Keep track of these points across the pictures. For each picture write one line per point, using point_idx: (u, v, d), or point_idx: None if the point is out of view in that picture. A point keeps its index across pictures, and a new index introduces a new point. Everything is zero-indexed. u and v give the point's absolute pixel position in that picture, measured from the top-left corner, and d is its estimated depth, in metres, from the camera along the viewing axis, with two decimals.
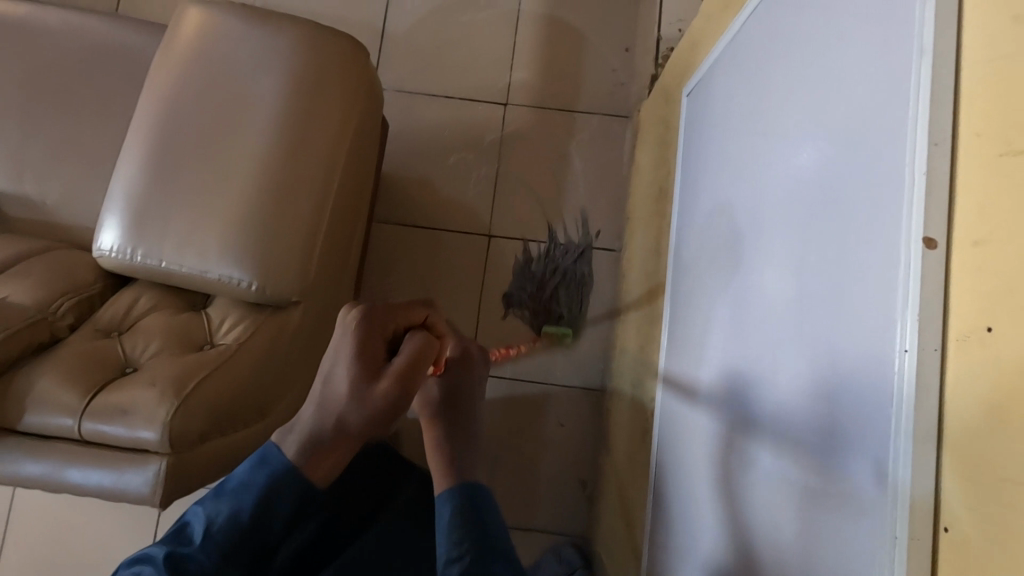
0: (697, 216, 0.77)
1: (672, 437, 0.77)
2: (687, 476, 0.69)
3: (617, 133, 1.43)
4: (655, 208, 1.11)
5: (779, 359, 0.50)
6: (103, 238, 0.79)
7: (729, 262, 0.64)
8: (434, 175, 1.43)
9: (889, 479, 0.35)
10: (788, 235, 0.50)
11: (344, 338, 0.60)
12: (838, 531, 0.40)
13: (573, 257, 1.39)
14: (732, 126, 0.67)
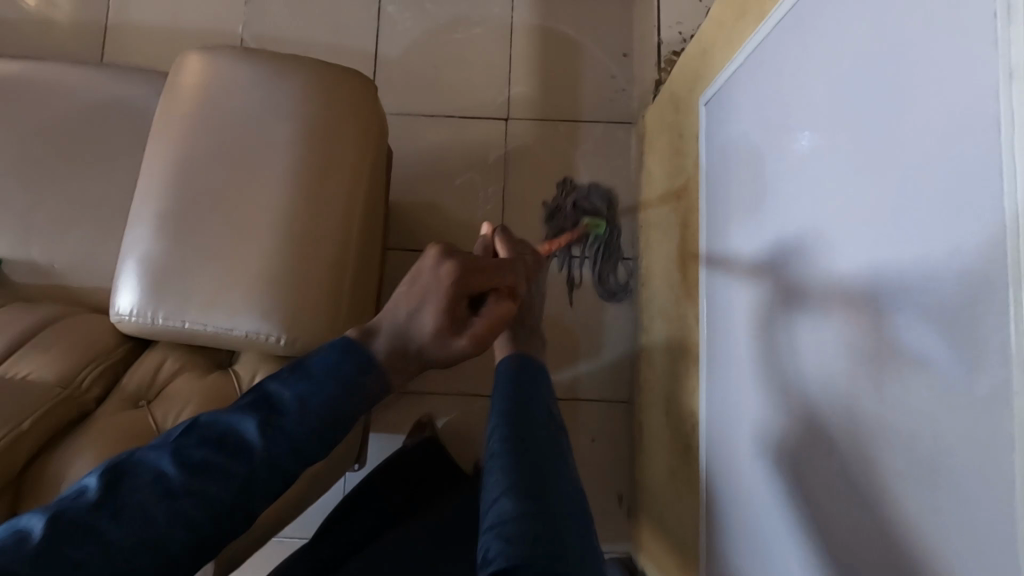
0: (727, 230, 0.78)
1: (726, 459, 0.78)
2: (751, 500, 0.70)
3: (622, 140, 1.41)
4: (674, 217, 1.09)
5: (855, 373, 0.51)
6: (121, 302, 0.76)
7: (775, 276, 0.65)
8: (440, 197, 1.40)
9: (1021, 522, 0.36)
10: (856, 268, 0.51)
11: (434, 277, 0.64)
12: (955, 567, 0.41)
13: (589, 269, 1.38)
14: (767, 150, 0.67)
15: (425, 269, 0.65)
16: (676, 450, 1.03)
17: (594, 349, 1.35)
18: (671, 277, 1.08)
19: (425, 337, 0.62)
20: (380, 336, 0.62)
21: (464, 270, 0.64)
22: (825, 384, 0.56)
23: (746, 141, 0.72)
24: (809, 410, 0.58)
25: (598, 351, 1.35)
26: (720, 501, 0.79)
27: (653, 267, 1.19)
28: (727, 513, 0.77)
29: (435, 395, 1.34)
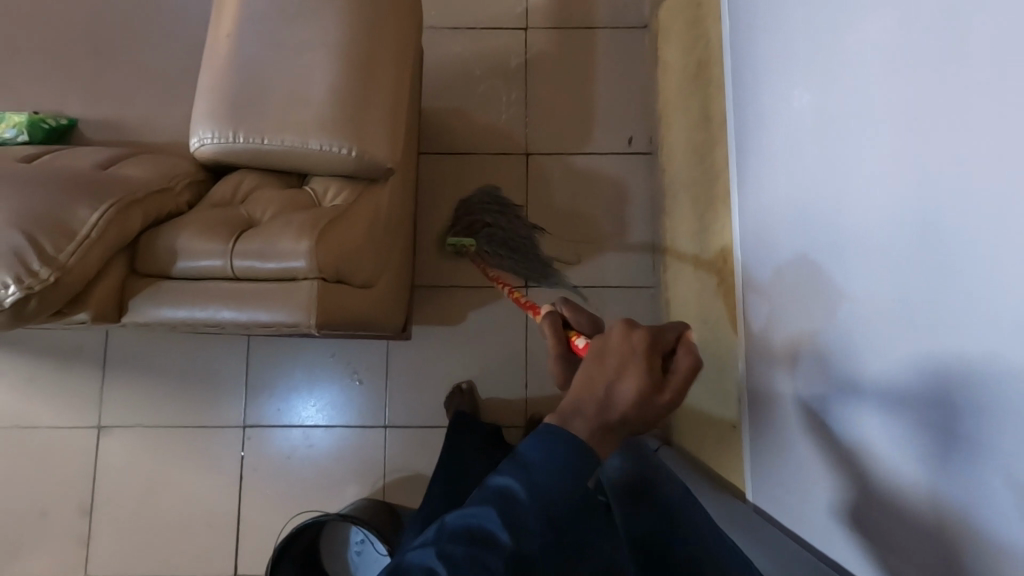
0: (766, 125, 0.83)
1: (784, 378, 0.78)
2: (817, 400, 0.69)
3: (637, 43, 1.48)
4: (692, 84, 1.15)
5: (939, 471, 0.50)
6: (200, 129, 0.81)
7: (850, 312, 0.63)
8: (466, 103, 1.47)
9: None
10: (896, 100, 0.55)
11: (623, 344, 0.49)
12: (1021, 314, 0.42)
13: (611, 164, 1.45)
14: (799, 31, 0.74)
15: (601, 355, 0.49)
16: (705, 299, 1.09)
17: (619, 240, 1.42)
18: (693, 143, 1.16)
19: (630, 414, 0.47)
20: (579, 420, 0.48)
21: (655, 332, 0.50)
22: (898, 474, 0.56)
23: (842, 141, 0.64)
24: (886, 396, 0.56)
25: (622, 242, 1.41)
26: (783, 452, 0.79)
27: (674, 147, 1.26)
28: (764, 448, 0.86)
29: (469, 288, 1.41)
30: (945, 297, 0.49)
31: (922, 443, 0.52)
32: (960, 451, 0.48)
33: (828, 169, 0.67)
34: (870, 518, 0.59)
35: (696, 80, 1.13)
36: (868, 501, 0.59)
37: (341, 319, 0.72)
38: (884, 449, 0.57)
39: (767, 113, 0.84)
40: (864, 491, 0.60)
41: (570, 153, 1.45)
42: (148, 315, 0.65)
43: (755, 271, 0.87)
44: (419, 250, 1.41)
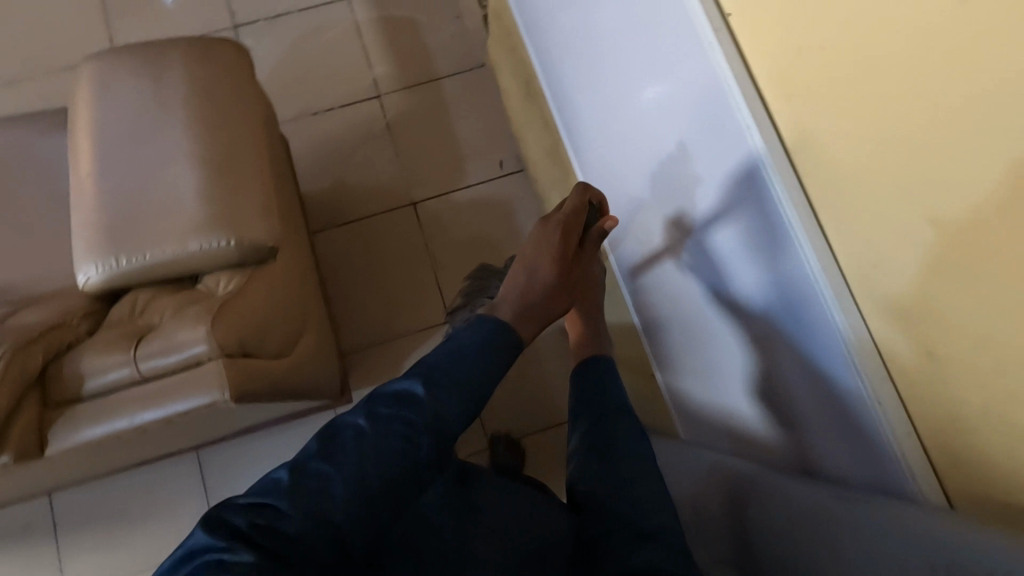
0: (580, 128, 1.10)
1: (654, 314, 1.01)
2: (678, 316, 0.94)
3: (481, 81, 1.64)
4: (529, 101, 1.30)
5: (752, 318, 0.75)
6: (84, 264, 0.87)
7: (687, 244, 0.86)
8: (345, 175, 1.57)
9: (741, 118, 0.66)
10: (648, 91, 0.84)
11: (545, 239, 0.72)
12: (749, 198, 0.68)
13: (492, 189, 1.57)
14: (575, 61, 1.03)
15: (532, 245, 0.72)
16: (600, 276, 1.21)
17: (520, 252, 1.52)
18: (548, 147, 1.29)
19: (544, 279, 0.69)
20: (505, 302, 0.67)
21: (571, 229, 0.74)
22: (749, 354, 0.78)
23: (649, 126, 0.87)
24: (714, 287, 0.82)
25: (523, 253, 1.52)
26: (669, 371, 1.01)
27: (535, 157, 1.39)
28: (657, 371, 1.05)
29: (398, 339, 1.47)
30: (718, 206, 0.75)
31: (738, 306, 0.77)
32: (757, 300, 0.73)
33: (628, 149, 0.95)
34: (731, 378, 0.83)
35: (531, 96, 1.28)
36: (726, 367, 0.84)
37: (260, 389, 0.77)
38: (722, 325, 0.82)
39: (577, 119, 1.10)
40: (721, 362, 0.84)
41: (453, 191, 1.57)
42: (71, 439, 0.69)
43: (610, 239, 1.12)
44: (340, 319, 1.47)
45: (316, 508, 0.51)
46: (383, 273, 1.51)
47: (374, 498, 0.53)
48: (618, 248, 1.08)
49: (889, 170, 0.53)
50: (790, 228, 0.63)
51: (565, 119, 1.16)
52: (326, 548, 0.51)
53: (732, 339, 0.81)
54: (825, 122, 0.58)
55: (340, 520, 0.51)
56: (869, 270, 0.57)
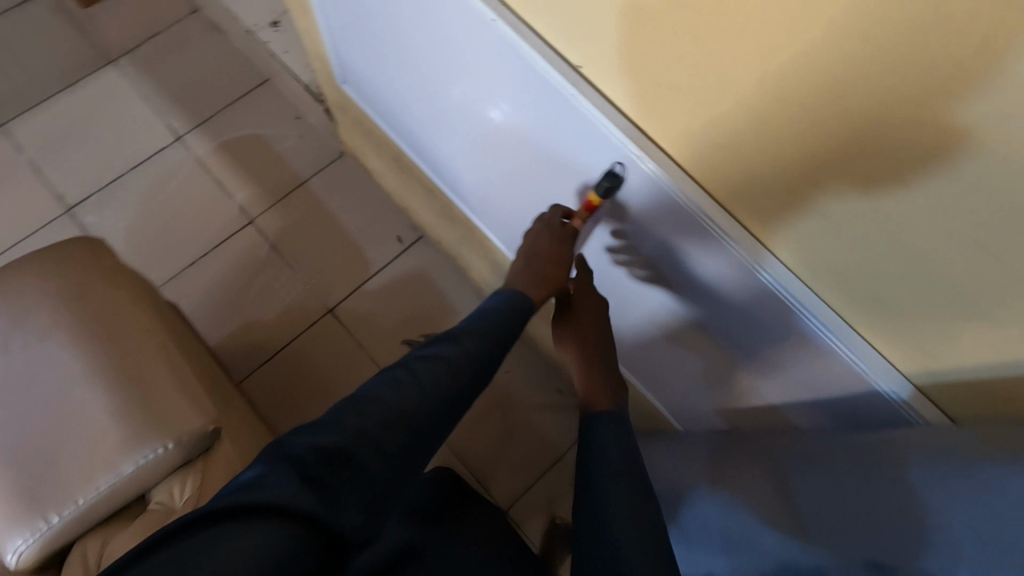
0: (456, 176, 1.09)
1: (593, 294, 1.02)
2: (616, 296, 0.94)
3: (348, 168, 1.63)
4: (405, 174, 1.31)
5: (689, 285, 0.77)
6: (10, 542, 0.75)
7: (599, 238, 0.86)
8: (250, 311, 1.50)
9: (605, 132, 0.67)
10: (499, 123, 0.83)
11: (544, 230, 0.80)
12: (644, 191, 0.69)
13: (401, 264, 1.55)
14: (421, 113, 1.01)
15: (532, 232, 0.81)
16: None
17: (453, 312, 1.51)
18: (440, 209, 1.30)
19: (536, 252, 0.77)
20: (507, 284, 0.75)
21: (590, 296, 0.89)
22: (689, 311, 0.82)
23: (517, 165, 0.88)
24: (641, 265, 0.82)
25: (457, 311, 1.52)
26: (625, 340, 1.03)
27: (431, 221, 1.40)
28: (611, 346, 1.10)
29: None
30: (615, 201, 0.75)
31: (672, 277, 0.79)
32: (688, 271, 0.75)
33: (503, 178, 0.94)
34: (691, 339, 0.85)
35: (404, 169, 1.29)
36: (683, 332, 0.85)
37: None
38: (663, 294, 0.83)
39: (449, 168, 1.10)
40: (676, 327, 0.86)
41: (365, 281, 1.54)
42: None
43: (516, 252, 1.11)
44: None
45: (363, 421, 0.50)
46: (329, 389, 1.45)
47: (413, 428, 0.52)
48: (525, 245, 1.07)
49: (770, 167, 0.56)
50: (703, 217, 0.65)
51: (435, 169, 1.15)
52: (381, 474, 0.48)
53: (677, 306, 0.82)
54: (690, 138, 0.61)
55: (391, 449, 0.50)
56: (766, 223, 0.62)
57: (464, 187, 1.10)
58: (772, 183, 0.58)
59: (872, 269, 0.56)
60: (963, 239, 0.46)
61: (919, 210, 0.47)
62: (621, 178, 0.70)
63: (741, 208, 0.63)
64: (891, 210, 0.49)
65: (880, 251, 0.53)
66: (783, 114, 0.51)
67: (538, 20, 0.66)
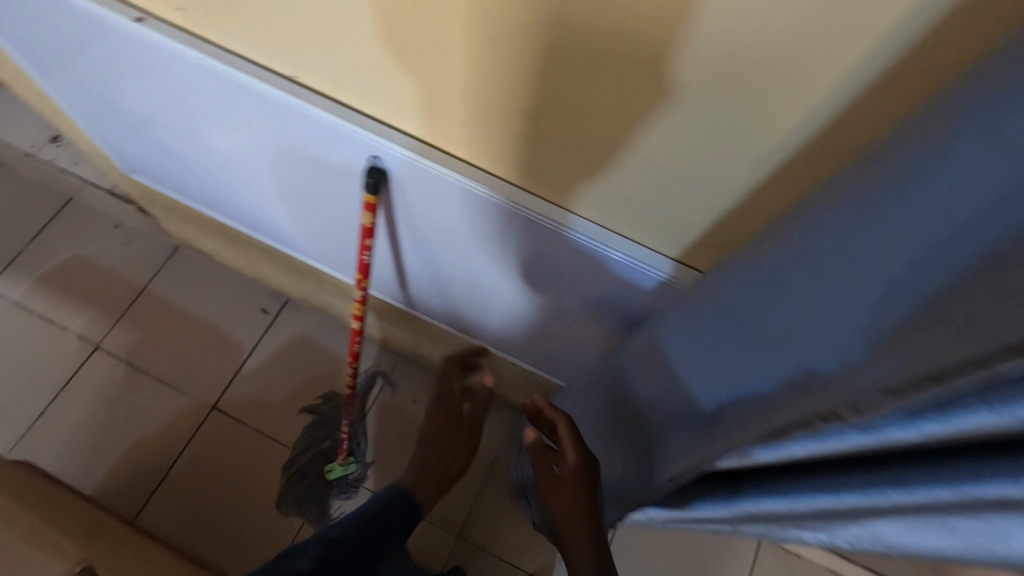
0: (272, 229, 1.09)
1: (424, 286, 1.06)
2: (440, 279, 1.00)
3: (188, 258, 1.54)
4: (237, 243, 1.27)
5: (482, 247, 0.84)
6: None
7: (401, 234, 0.91)
8: (125, 438, 1.38)
9: (357, 134, 0.72)
10: (276, 162, 0.86)
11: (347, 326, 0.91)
12: (405, 176, 0.75)
13: (276, 336, 1.49)
14: (210, 179, 1.00)
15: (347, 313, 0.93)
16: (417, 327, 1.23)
17: (341, 362, 1.47)
18: (287, 267, 1.27)
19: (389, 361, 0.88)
20: None
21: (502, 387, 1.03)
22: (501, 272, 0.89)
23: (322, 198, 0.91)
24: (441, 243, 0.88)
25: (345, 360, 1.47)
26: (469, 315, 1.09)
27: (286, 282, 1.36)
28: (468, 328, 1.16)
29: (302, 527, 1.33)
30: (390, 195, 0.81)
31: (466, 245, 0.85)
32: (474, 233, 0.82)
33: (306, 214, 0.97)
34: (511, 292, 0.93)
35: (235, 239, 1.24)
36: (502, 288, 0.93)
37: None
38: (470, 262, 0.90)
39: (264, 225, 1.09)
40: (497, 287, 0.93)
41: (241, 364, 1.46)
42: None
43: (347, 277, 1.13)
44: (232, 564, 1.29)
45: None
46: (238, 485, 1.36)
47: None
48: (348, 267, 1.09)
49: (490, 118, 0.65)
50: (459, 182, 0.73)
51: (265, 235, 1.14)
52: None
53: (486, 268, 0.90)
54: (427, 118, 0.69)
55: None
56: (518, 167, 0.70)
57: (297, 242, 1.10)
58: (496, 128, 0.66)
59: (597, 170, 0.66)
60: (629, 116, 0.57)
61: (595, 106, 0.58)
62: (384, 171, 0.74)
63: (490, 162, 0.72)
64: (578, 113, 0.59)
65: (597, 153, 0.64)
66: (472, 67, 0.59)
67: (264, 57, 0.70)
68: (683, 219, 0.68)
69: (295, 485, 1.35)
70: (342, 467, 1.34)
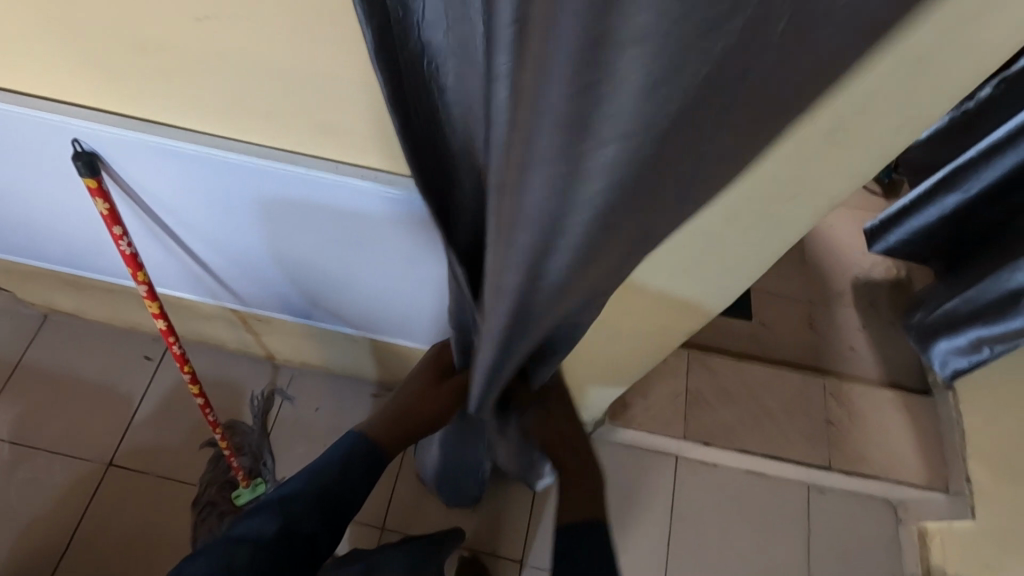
0: (104, 265, 1.07)
1: (267, 292, 1.01)
2: (274, 275, 0.95)
3: (60, 323, 1.50)
4: (89, 291, 1.24)
5: (278, 216, 0.80)
6: None
7: (203, 231, 0.86)
8: (21, 516, 1.33)
9: (92, 126, 0.69)
10: (57, 183, 0.83)
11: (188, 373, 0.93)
12: (158, 155, 0.72)
13: (162, 381, 1.47)
14: (21, 222, 0.98)
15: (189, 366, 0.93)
16: (283, 332, 1.23)
17: (236, 389, 1.45)
18: (142, 304, 1.25)
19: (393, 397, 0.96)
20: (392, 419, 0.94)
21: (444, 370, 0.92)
22: (328, 250, 0.86)
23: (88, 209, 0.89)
24: (244, 228, 0.84)
25: (240, 386, 1.46)
26: (325, 308, 1.04)
27: (152, 321, 1.34)
28: (322, 326, 1.14)
29: None
30: (161, 185, 0.77)
31: (264, 221, 0.82)
32: (260, 203, 0.78)
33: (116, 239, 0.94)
34: (337, 263, 0.89)
35: (84, 287, 1.22)
36: (327, 262, 0.89)
37: None
38: (284, 244, 0.86)
39: (96, 264, 1.07)
40: (324, 263, 0.90)
41: (134, 414, 1.43)
42: None
43: (191, 297, 1.07)
44: None
45: None
46: (148, 536, 1.33)
47: None
48: (183, 291, 1.03)
49: (185, 81, 0.63)
50: (213, 150, 0.70)
51: (93, 271, 1.12)
52: None
53: (300, 244, 0.86)
54: (98, 90, 0.67)
55: None
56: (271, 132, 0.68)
57: (121, 270, 1.08)
58: (219, 92, 0.63)
59: (271, 102, 0.63)
60: (198, 24, 0.55)
61: (170, 26, 0.56)
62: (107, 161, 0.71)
63: (172, 121, 0.69)
64: (169, 35, 0.57)
65: (225, 78, 0.61)
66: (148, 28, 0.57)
67: None
68: (349, 130, 0.65)
69: (206, 515, 1.33)
70: (250, 489, 1.32)
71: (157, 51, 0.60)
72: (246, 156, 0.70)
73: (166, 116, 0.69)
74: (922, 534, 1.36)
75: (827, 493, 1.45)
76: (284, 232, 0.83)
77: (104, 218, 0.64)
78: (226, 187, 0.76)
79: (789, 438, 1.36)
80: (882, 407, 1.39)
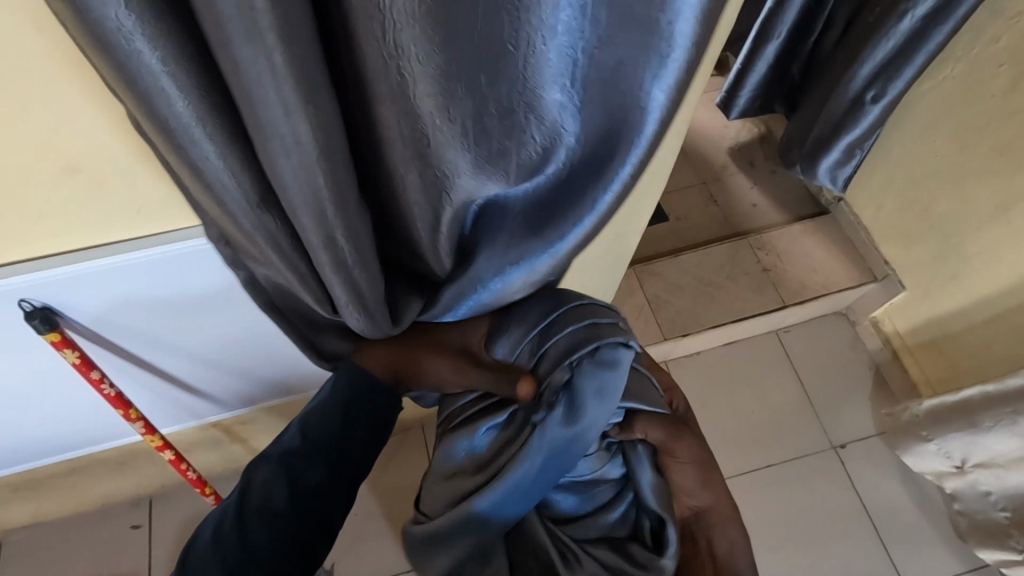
0: (60, 440, 0.99)
1: (247, 386, 1.00)
2: (249, 364, 0.95)
3: (21, 541, 1.34)
4: (50, 483, 1.14)
5: (243, 294, 0.80)
6: None
7: (170, 344, 0.85)
8: None
9: (39, 277, 0.67)
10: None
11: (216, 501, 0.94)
12: (113, 279, 0.71)
13: (164, 537, 1.36)
14: None
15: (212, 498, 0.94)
16: (270, 425, 1.19)
17: None
18: (112, 469, 1.16)
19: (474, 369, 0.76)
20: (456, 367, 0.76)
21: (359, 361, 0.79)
22: None
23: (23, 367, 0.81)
24: (213, 323, 0.84)
25: None
26: (309, 379, 1.05)
27: (127, 483, 1.24)
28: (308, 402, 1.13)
29: None
30: (119, 308, 0.76)
31: (231, 306, 0.82)
32: (223, 287, 0.78)
33: (74, 395, 0.89)
34: None
35: (44, 480, 1.12)
36: None
37: None
38: (255, 323, 0.87)
39: (50, 442, 0.99)
40: None
41: None
42: None
43: (171, 427, 1.04)
44: None
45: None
46: None
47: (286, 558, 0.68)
48: (162, 422, 1.01)
49: (128, 181, 0.63)
50: (171, 253, 0.71)
51: (45, 455, 1.02)
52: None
53: (272, 317, 0.87)
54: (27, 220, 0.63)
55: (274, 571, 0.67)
56: None
57: (76, 438, 0.99)
58: (174, 175, 0.65)
59: None
60: (122, 119, 0.58)
61: (108, 132, 0.58)
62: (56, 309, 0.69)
63: (129, 235, 0.69)
64: (114, 147, 0.60)
65: (176, 160, 0.63)
66: (85, 155, 0.59)
67: None
68: None
69: None
70: None
71: (88, 165, 0.61)
72: (197, 241, 0.71)
73: (109, 234, 0.68)
74: (876, 324, 1.56)
75: (792, 330, 1.63)
76: (254, 310, 0.84)
77: (77, 364, 0.70)
78: (193, 283, 0.76)
79: (743, 299, 1.51)
80: (799, 239, 1.58)
